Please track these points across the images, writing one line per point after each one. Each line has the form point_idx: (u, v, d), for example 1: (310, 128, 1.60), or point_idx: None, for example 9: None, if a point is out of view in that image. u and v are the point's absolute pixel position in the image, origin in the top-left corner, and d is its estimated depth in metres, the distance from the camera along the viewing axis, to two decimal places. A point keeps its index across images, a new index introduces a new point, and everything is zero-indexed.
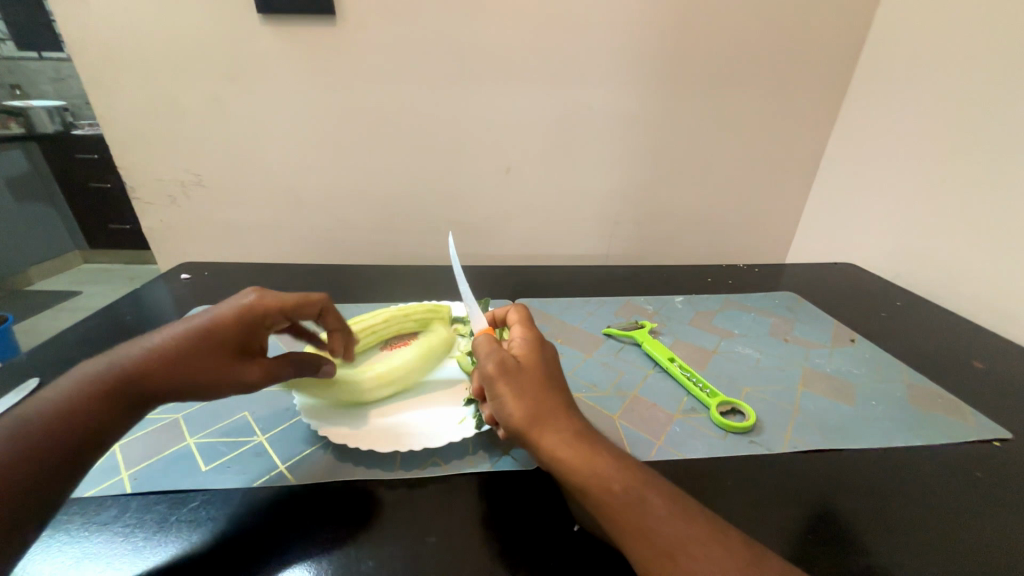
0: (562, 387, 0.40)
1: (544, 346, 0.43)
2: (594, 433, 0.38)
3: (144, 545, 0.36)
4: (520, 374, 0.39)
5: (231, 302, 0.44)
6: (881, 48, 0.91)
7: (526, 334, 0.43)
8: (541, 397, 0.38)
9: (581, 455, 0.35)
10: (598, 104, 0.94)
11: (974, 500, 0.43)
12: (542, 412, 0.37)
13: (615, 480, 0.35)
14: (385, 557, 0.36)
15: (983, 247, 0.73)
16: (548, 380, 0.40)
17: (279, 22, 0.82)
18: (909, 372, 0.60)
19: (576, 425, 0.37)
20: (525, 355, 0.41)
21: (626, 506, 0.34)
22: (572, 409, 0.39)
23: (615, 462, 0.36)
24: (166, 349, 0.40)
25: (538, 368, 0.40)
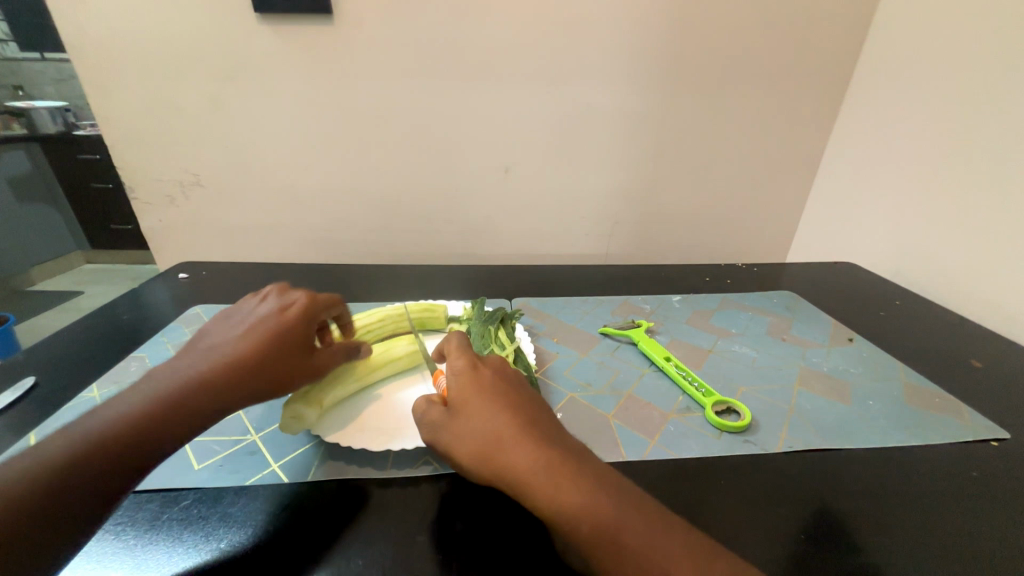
0: (503, 419, 0.37)
1: (480, 370, 0.41)
2: (554, 463, 0.34)
3: (134, 543, 0.35)
4: (453, 424, 0.38)
5: (275, 310, 0.46)
6: (881, 46, 0.90)
7: (456, 371, 0.41)
8: (479, 445, 0.36)
9: (534, 498, 0.33)
10: (596, 102, 0.93)
11: (973, 501, 0.42)
12: (486, 459, 0.35)
13: (578, 525, 0.32)
14: (375, 556, 0.35)
15: (982, 246, 0.73)
16: (481, 424, 0.37)
17: (276, 22, 0.82)
18: (908, 372, 0.60)
19: (523, 461, 0.34)
20: (457, 395, 0.39)
21: (594, 543, 0.31)
22: (520, 437, 0.35)
23: (576, 492, 0.33)
24: (239, 354, 0.41)
25: (472, 406, 0.38)
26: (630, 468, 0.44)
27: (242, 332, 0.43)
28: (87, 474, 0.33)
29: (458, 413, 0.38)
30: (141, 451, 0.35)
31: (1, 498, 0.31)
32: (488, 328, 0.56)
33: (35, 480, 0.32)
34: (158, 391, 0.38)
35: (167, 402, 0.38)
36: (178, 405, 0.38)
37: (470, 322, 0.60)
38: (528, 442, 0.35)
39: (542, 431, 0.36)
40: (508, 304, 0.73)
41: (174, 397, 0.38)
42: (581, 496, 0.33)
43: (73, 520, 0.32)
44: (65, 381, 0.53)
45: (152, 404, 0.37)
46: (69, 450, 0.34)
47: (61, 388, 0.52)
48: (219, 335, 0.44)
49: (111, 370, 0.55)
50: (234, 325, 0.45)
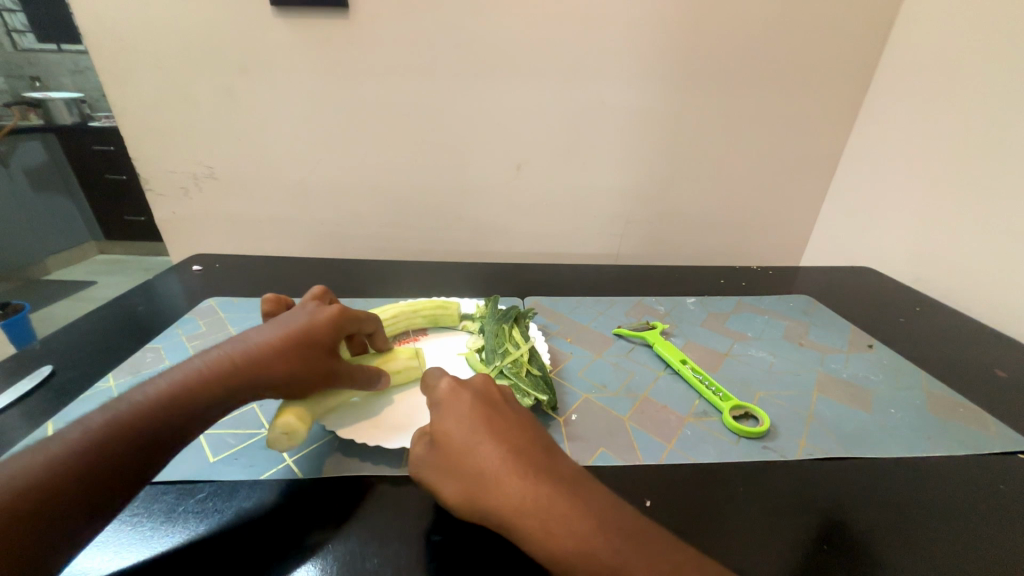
0: (490, 452, 0.35)
1: (462, 396, 0.39)
2: (546, 497, 0.33)
3: (152, 534, 0.35)
4: (438, 458, 0.37)
5: (309, 311, 0.45)
6: (904, 46, 0.88)
7: (439, 401, 0.39)
8: (467, 480, 0.35)
9: (528, 535, 0.32)
10: (610, 100, 0.92)
11: (998, 514, 0.41)
12: (474, 500, 0.34)
13: (576, 565, 0.30)
14: (390, 554, 0.35)
15: (1003, 253, 0.71)
16: (467, 457, 0.36)
17: (291, 16, 0.82)
18: (929, 380, 0.59)
19: (511, 501, 0.33)
20: (439, 427, 0.38)
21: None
22: (506, 474, 0.34)
23: (568, 532, 0.31)
24: (267, 348, 0.41)
25: (454, 441, 0.37)
26: (644, 472, 0.43)
27: (275, 327, 0.43)
28: (112, 453, 0.33)
29: (442, 448, 0.37)
30: (165, 436, 0.35)
31: (28, 471, 0.30)
32: (501, 327, 0.55)
33: (51, 463, 0.31)
34: (180, 378, 0.38)
35: (186, 388, 0.37)
36: (202, 393, 0.37)
37: (483, 319, 0.60)
38: (513, 479, 0.34)
39: (531, 463, 0.35)
40: (520, 302, 0.73)
41: (194, 385, 0.37)
42: (574, 537, 0.31)
43: (84, 502, 0.31)
44: (82, 370, 0.54)
45: (174, 391, 0.37)
46: (96, 430, 0.33)
47: (76, 377, 0.52)
48: (251, 329, 0.43)
49: (126, 362, 0.55)
50: (268, 321, 0.44)
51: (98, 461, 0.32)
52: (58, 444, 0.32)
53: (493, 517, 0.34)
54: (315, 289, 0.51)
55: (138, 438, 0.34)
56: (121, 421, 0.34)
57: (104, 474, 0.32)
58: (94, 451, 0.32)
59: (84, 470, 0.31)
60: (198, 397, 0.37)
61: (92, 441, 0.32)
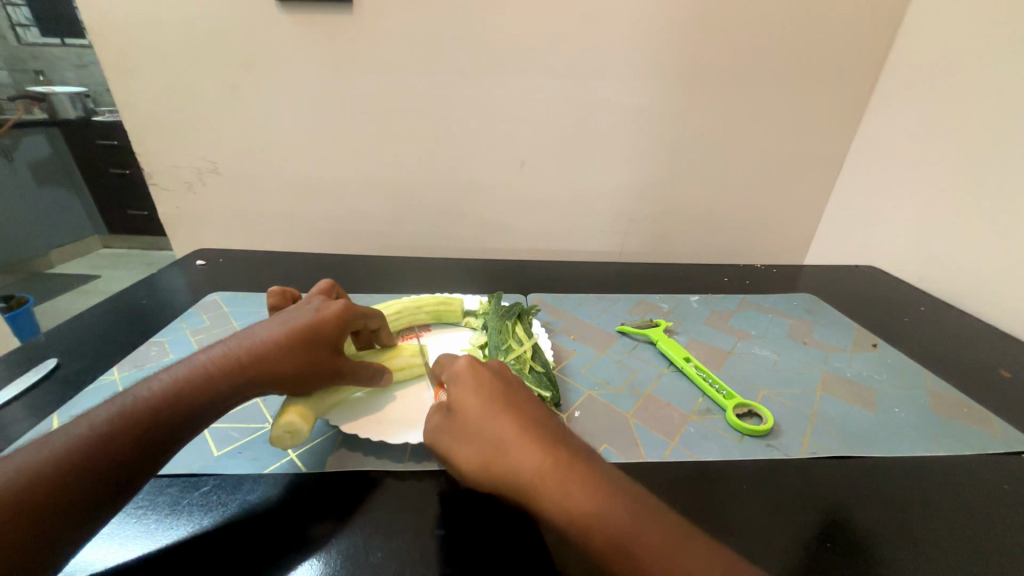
0: (506, 419, 0.36)
1: (479, 371, 0.39)
2: (563, 460, 0.33)
3: (156, 527, 0.36)
4: (455, 427, 0.37)
5: (315, 308, 0.45)
6: (912, 43, 0.87)
7: (455, 374, 0.40)
8: (483, 445, 0.35)
9: (543, 497, 0.32)
10: (615, 96, 0.92)
11: (1003, 514, 0.41)
12: (489, 464, 0.34)
13: (592, 523, 0.30)
14: (393, 548, 0.35)
15: (1010, 253, 0.71)
16: (485, 422, 0.36)
17: (295, 10, 0.81)
18: (934, 379, 0.58)
19: (527, 463, 0.33)
20: (457, 397, 0.39)
21: (609, 556, 0.30)
22: (522, 439, 0.34)
23: (584, 498, 0.31)
24: (271, 344, 0.41)
25: (470, 410, 0.37)
26: (647, 470, 0.43)
27: (280, 323, 0.43)
28: (117, 446, 0.33)
29: (460, 419, 0.37)
30: (170, 430, 0.35)
31: (33, 466, 0.30)
32: (505, 324, 0.56)
33: (56, 456, 0.31)
34: (185, 373, 0.38)
35: (191, 383, 0.37)
36: (207, 388, 0.38)
37: (486, 316, 0.60)
38: (531, 446, 0.34)
39: (546, 431, 0.35)
40: (523, 299, 0.73)
41: (198, 380, 0.38)
42: (590, 503, 0.31)
43: (88, 495, 0.31)
44: (87, 364, 0.54)
45: (179, 386, 0.37)
46: (99, 425, 0.33)
47: (80, 371, 0.53)
48: (257, 325, 0.43)
49: (130, 355, 0.56)
50: (273, 317, 0.44)
51: (104, 454, 0.32)
52: (64, 437, 0.32)
53: (508, 480, 0.34)
54: (322, 285, 0.51)
55: (143, 432, 0.34)
56: (126, 416, 0.34)
57: (108, 468, 0.32)
58: (100, 444, 0.32)
59: (89, 463, 0.32)
60: (202, 393, 0.37)
61: (97, 434, 0.33)
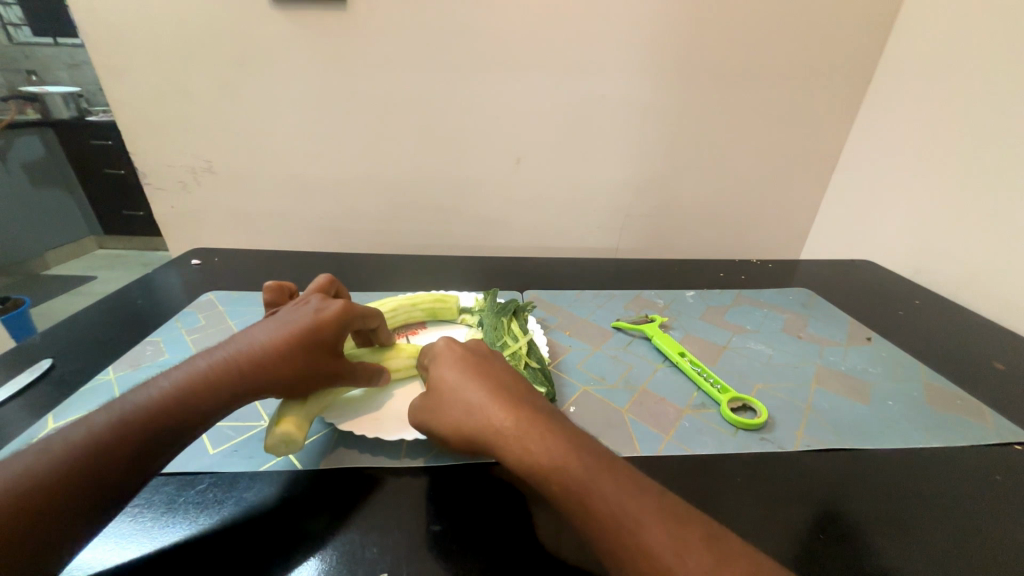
0: (476, 387, 0.39)
1: (455, 348, 0.43)
2: (526, 420, 0.36)
3: (152, 524, 0.36)
4: (432, 398, 0.41)
5: (313, 308, 0.44)
6: (906, 37, 0.87)
7: (435, 352, 0.44)
8: (456, 410, 0.38)
9: (507, 452, 0.35)
10: (609, 92, 0.92)
11: (995, 505, 0.41)
12: (461, 427, 0.38)
13: (552, 474, 0.33)
14: (390, 544, 0.35)
15: (1004, 246, 0.71)
16: (457, 391, 0.39)
17: (287, 7, 0.81)
18: (928, 373, 0.59)
19: (493, 423, 0.36)
20: (436, 372, 0.42)
21: (569, 504, 0.32)
22: (490, 403, 0.37)
23: (546, 453, 0.34)
24: (269, 348, 0.40)
25: (445, 381, 0.40)
26: (641, 464, 0.43)
27: (278, 325, 0.42)
28: (114, 452, 0.33)
29: (436, 391, 0.41)
30: (167, 434, 0.35)
31: (31, 475, 0.30)
32: (500, 320, 0.56)
33: (55, 465, 0.31)
34: (183, 379, 0.37)
35: (189, 389, 0.37)
36: (205, 394, 0.37)
37: (482, 312, 0.60)
38: (499, 408, 0.37)
39: (514, 396, 0.38)
40: (519, 295, 0.73)
41: (197, 386, 0.37)
42: (551, 456, 0.33)
43: (86, 503, 0.31)
44: (81, 364, 0.54)
45: (176, 392, 0.36)
46: (96, 433, 0.33)
47: (75, 371, 0.53)
48: (254, 326, 0.43)
49: (125, 355, 0.56)
50: (271, 318, 0.43)
51: (101, 461, 0.32)
52: (61, 444, 0.32)
53: (477, 439, 0.37)
54: (321, 282, 0.51)
55: (140, 438, 0.34)
56: (124, 422, 0.34)
57: (106, 475, 0.32)
58: (96, 452, 0.32)
59: (87, 470, 0.32)
60: (199, 400, 0.37)
61: (94, 442, 0.33)
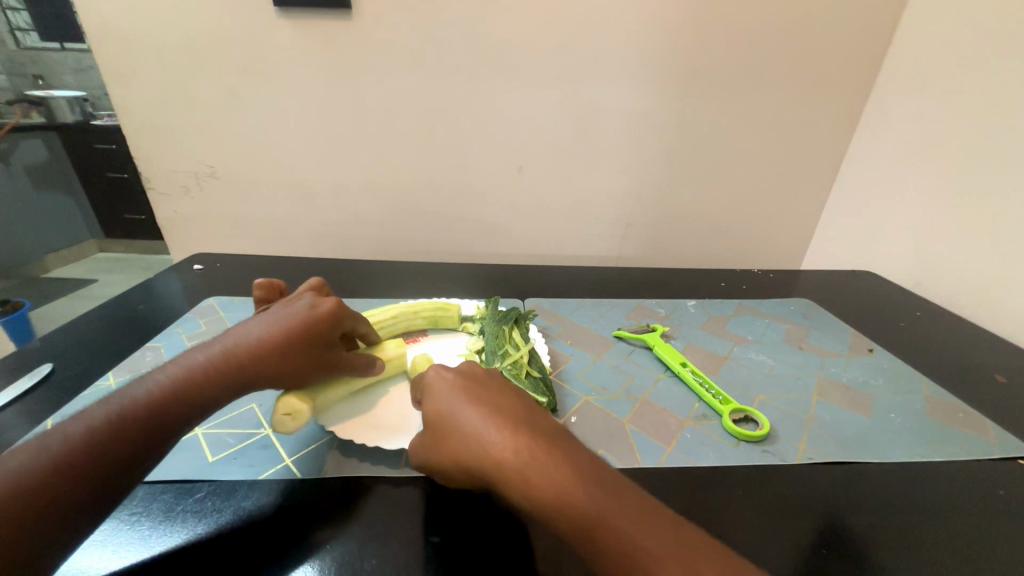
0: (472, 417, 0.38)
1: (445, 376, 0.42)
2: (527, 451, 0.35)
3: (149, 534, 0.35)
4: (430, 433, 0.40)
5: (305, 303, 0.44)
6: (906, 51, 0.88)
7: (427, 380, 0.42)
8: (455, 445, 0.37)
9: (511, 487, 0.34)
10: (612, 101, 0.93)
11: (998, 519, 0.41)
12: (463, 462, 0.37)
13: (560, 508, 0.32)
14: (388, 556, 0.35)
15: (1006, 258, 0.71)
16: (453, 423, 0.38)
17: (294, 17, 0.82)
18: (928, 385, 0.58)
19: (493, 456, 0.35)
20: (430, 405, 0.41)
21: (580, 535, 0.31)
22: (488, 434, 0.36)
23: (551, 480, 0.33)
24: (263, 343, 0.40)
25: (441, 413, 0.39)
26: (643, 476, 0.43)
27: (272, 320, 0.42)
28: (109, 447, 0.33)
29: (432, 423, 0.40)
30: (163, 428, 0.35)
31: (28, 468, 0.31)
32: (501, 329, 0.56)
33: (51, 459, 0.31)
34: (178, 374, 0.37)
35: (184, 384, 0.37)
36: (199, 389, 0.37)
37: (484, 321, 0.60)
38: (498, 440, 0.36)
39: (513, 423, 0.37)
40: (521, 304, 0.73)
41: (191, 385, 0.37)
42: (557, 484, 0.33)
43: (82, 496, 0.31)
44: (82, 369, 0.54)
45: (171, 387, 0.36)
46: (93, 428, 0.33)
47: (75, 376, 0.52)
48: (250, 322, 0.42)
49: (125, 360, 0.55)
50: (263, 315, 0.43)
51: (98, 457, 0.32)
52: (58, 440, 0.32)
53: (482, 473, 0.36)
54: (312, 282, 0.51)
55: (131, 441, 0.34)
56: (120, 417, 0.34)
57: (103, 467, 0.32)
58: (93, 446, 0.32)
59: (82, 465, 0.32)
60: (193, 394, 0.37)
61: (90, 437, 0.33)
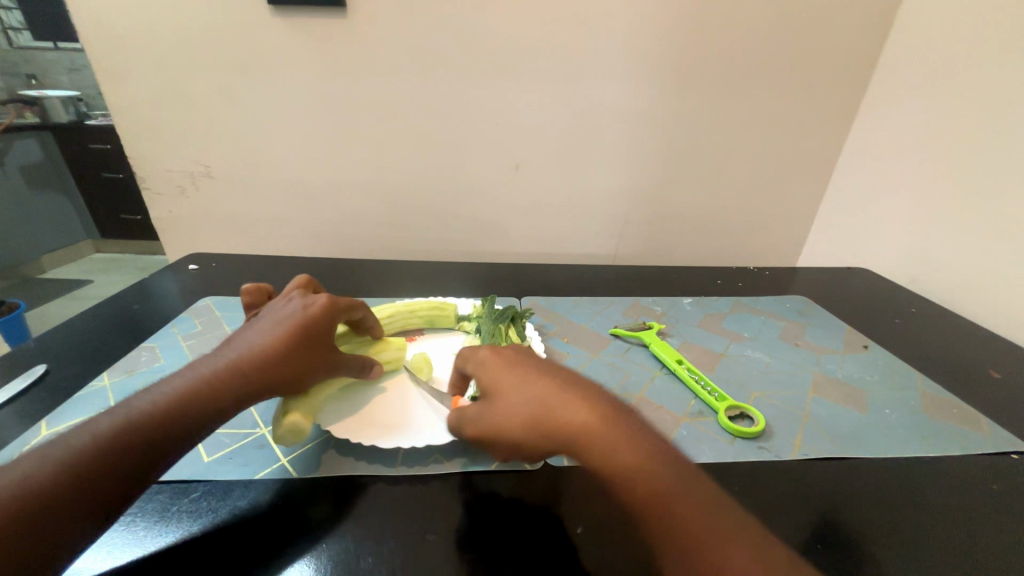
0: (543, 387, 0.39)
1: (507, 352, 0.43)
2: (606, 421, 0.36)
3: (145, 534, 0.35)
4: (494, 400, 0.39)
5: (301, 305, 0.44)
6: (901, 48, 0.88)
7: (486, 354, 0.43)
8: (527, 410, 0.37)
9: (591, 452, 0.34)
10: (609, 99, 0.93)
11: (992, 513, 0.41)
12: (535, 427, 0.37)
13: (642, 475, 0.33)
14: (385, 554, 0.35)
15: (1001, 255, 0.72)
16: (527, 390, 0.39)
17: (289, 15, 0.82)
18: (923, 380, 0.59)
19: (572, 422, 0.36)
20: (493, 376, 0.41)
21: (658, 503, 0.32)
22: (564, 402, 0.37)
23: (630, 453, 0.34)
24: (267, 348, 0.40)
25: (509, 382, 0.40)
26: None
27: (271, 326, 0.42)
28: (121, 455, 0.33)
29: (496, 392, 0.40)
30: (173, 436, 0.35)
31: (37, 479, 0.30)
32: (498, 327, 0.56)
33: (59, 469, 0.31)
34: (186, 384, 0.37)
35: (193, 392, 0.37)
36: (207, 395, 0.37)
37: (480, 319, 0.60)
38: (575, 408, 0.37)
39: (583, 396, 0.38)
40: (517, 302, 0.73)
41: (198, 392, 0.37)
42: (635, 458, 0.34)
43: (95, 505, 0.31)
44: (77, 370, 0.53)
45: (180, 396, 0.36)
46: (101, 437, 0.33)
47: (70, 377, 0.52)
48: (250, 329, 0.43)
49: (120, 361, 0.55)
50: (261, 321, 0.43)
51: (110, 465, 0.32)
52: (65, 449, 0.32)
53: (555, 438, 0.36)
54: (298, 280, 0.51)
55: (132, 445, 0.33)
56: (128, 426, 0.34)
57: (114, 475, 0.32)
58: (102, 454, 0.32)
59: (93, 474, 0.31)
60: (202, 400, 0.37)
61: (99, 446, 0.32)
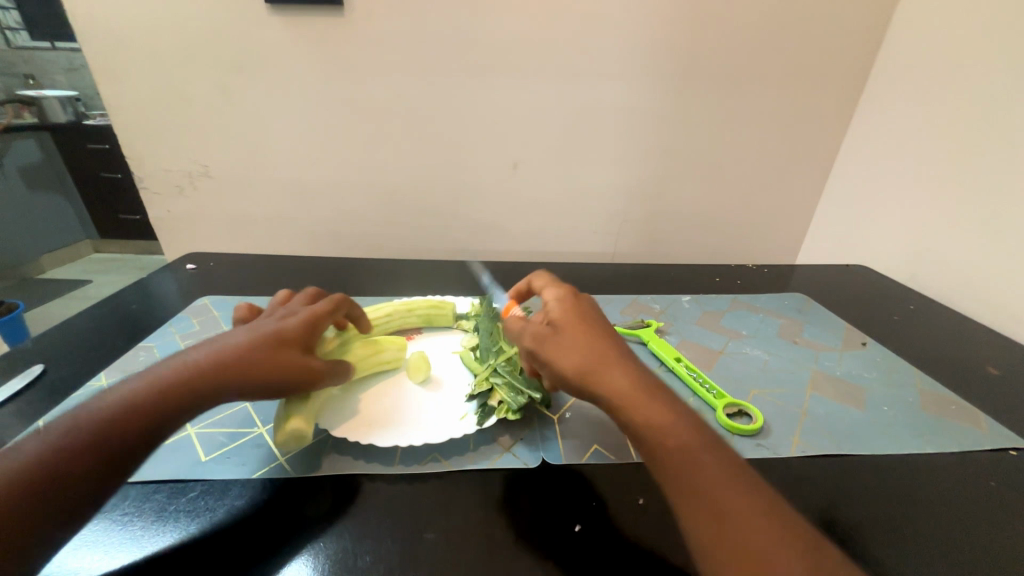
0: (612, 340, 0.40)
1: (584, 303, 0.45)
2: (660, 387, 0.37)
3: (142, 533, 0.35)
4: (561, 334, 0.41)
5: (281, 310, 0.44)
6: (900, 44, 0.88)
7: (560, 298, 0.45)
8: (593, 350, 0.39)
9: (639, 406, 0.35)
10: (607, 97, 0.92)
11: (989, 509, 0.41)
12: (594, 365, 0.38)
13: (686, 436, 0.34)
14: (383, 552, 0.35)
15: (1000, 251, 0.72)
16: (596, 333, 0.41)
17: (286, 14, 0.81)
18: (922, 377, 0.59)
19: (632, 374, 0.37)
20: (563, 316, 0.43)
21: (695, 464, 0.33)
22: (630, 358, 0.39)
23: (681, 416, 0.35)
24: (238, 348, 0.40)
25: (581, 324, 0.41)
26: (637, 470, 0.43)
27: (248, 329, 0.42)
28: (86, 452, 0.33)
29: (564, 328, 0.41)
30: (139, 434, 0.35)
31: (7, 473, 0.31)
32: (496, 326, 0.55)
33: (29, 464, 0.32)
34: (156, 379, 0.37)
35: (161, 389, 0.36)
36: (174, 393, 0.37)
37: (478, 318, 0.60)
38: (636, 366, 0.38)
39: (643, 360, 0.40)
40: None
41: (165, 389, 0.37)
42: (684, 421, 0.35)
43: (63, 501, 0.32)
44: (75, 369, 0.53)
45: (147, 392, 0.36)
46: (69, 434, 0.33)
47: (68, 377, 0.52)
48: (229, 331, 0.42)
49: (118, 360, 0.55)
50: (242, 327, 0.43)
51: (77, 462, 0.33)
52: (36, 444, 0.33)
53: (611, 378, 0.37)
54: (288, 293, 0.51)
55: (97, 444, 0.33)
56: (95, 423, 0.34)
57: (78, 472, 0.32)
58: (67, 453, 0.33)
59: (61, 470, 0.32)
60: (169, 399, 0.36)
61: (68, 442, 0.33)
